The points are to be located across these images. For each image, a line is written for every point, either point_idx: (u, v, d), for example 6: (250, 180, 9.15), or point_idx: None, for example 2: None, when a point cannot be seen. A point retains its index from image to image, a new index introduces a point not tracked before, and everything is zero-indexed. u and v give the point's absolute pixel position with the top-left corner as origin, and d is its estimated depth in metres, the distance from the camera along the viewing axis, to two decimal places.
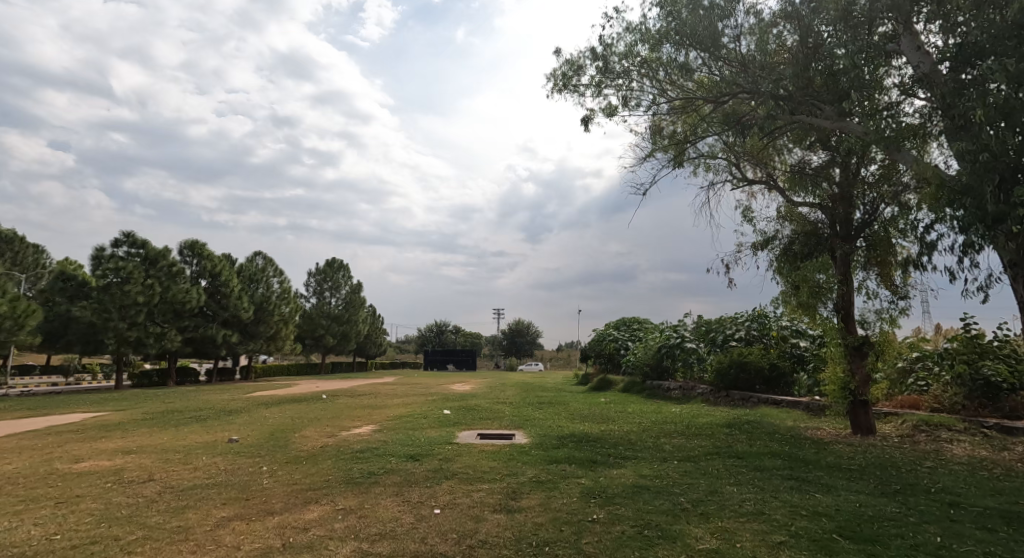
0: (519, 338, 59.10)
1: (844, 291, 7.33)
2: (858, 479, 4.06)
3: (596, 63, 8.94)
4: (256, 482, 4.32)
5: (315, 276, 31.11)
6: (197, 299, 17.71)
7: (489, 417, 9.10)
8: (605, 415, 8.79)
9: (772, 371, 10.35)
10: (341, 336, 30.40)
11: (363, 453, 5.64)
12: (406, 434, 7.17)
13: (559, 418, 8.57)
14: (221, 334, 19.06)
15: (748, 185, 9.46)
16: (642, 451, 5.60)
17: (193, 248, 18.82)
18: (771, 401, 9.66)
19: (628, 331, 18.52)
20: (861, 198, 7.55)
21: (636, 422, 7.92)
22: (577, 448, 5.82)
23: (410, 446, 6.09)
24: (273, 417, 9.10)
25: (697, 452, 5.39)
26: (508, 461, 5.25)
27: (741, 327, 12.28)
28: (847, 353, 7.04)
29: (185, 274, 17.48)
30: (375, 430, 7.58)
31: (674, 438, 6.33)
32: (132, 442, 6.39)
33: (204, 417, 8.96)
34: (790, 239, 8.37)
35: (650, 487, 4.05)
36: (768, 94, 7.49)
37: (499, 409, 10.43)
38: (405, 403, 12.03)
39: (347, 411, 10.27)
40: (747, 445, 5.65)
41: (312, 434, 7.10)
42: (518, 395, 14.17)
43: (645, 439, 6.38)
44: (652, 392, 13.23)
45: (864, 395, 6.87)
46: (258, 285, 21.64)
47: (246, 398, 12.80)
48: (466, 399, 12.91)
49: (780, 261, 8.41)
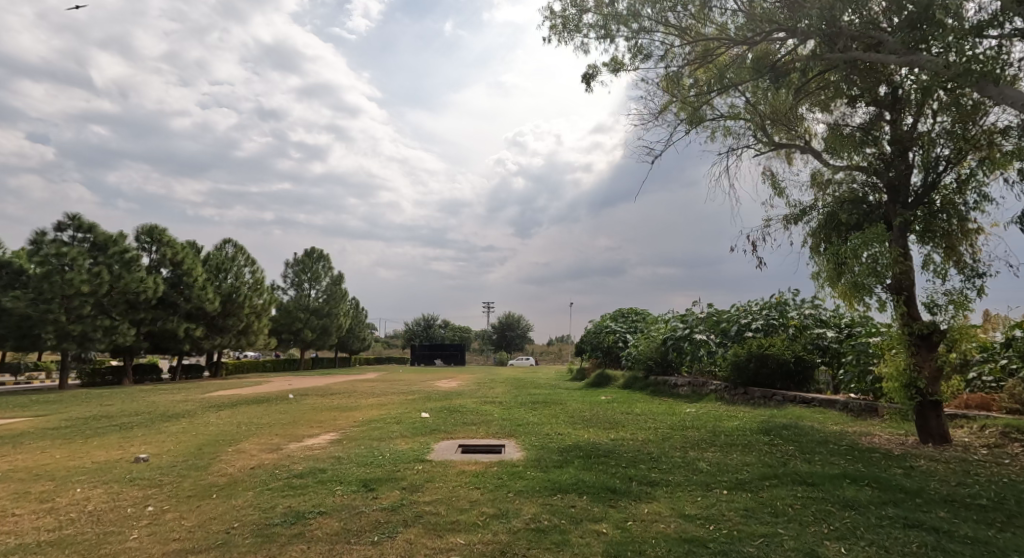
0: (508, 332, 57.77)
1: (904, 270, 6.06)
2: (1015, 530, 2.72)
3: (601, 1, 7.54)
4: (113, 540, 2.86)
5: (292, 266, 29.40)
6: (154, 290, 16.20)
7: (475, 421, 7.74)
8: (611, 418, 7.48)
9: (797, 365, 9.16)
10: (321, 330, 28.71)
11: (301, 480, 4.19)
12: (369, 446, 5.78)
13: (556, 423, 7.24)
14: (184, 329, 17.48)
15: (775, 149, 8.23)
16: (672, 471, 4.28)
17: (151, 234, 17.15)
18: (799, 399, 8.51)
19: (626, 322, 17.22)
20: (923, 157, 6.29)
21: (649, 427, 6.62)
22: (586, 469, 4.46)
23: (369, 467, 4.66)
24: (215, 424, 7.60)
25: (747, 474, 4.05)
26: (495, 491, 3.88)
27: (758, 316, 11.03)
28: (911, 343, 5.76)
29: (141, 261, 15.88)
30: (333, 441, 6.18)
31: (706, 452, 5.00)
32: (5, 464, 4.89)
33: (130, 425, 7.45)
34: (830, 210, 7.03)
35: (707, 545, 2.67)
36: (813, 30, 6.09)
37: (487, 411, 9.03)
38: (380, 403, 10.67)
39: (309, 414, 8.82)
40: (807, 464, 4.34)
41: (249, 448, 5.62)
42: (509, 393, 12.88)
43: (668, 452, 5.07)
44: (657, 388, 12.00)
45: (934, 395, 5.58)
46: (226, 275, 19.91)
47: (200, 399, 11.32)
48: (452, 398, 11.51)
49: (817, 236, 7.12)
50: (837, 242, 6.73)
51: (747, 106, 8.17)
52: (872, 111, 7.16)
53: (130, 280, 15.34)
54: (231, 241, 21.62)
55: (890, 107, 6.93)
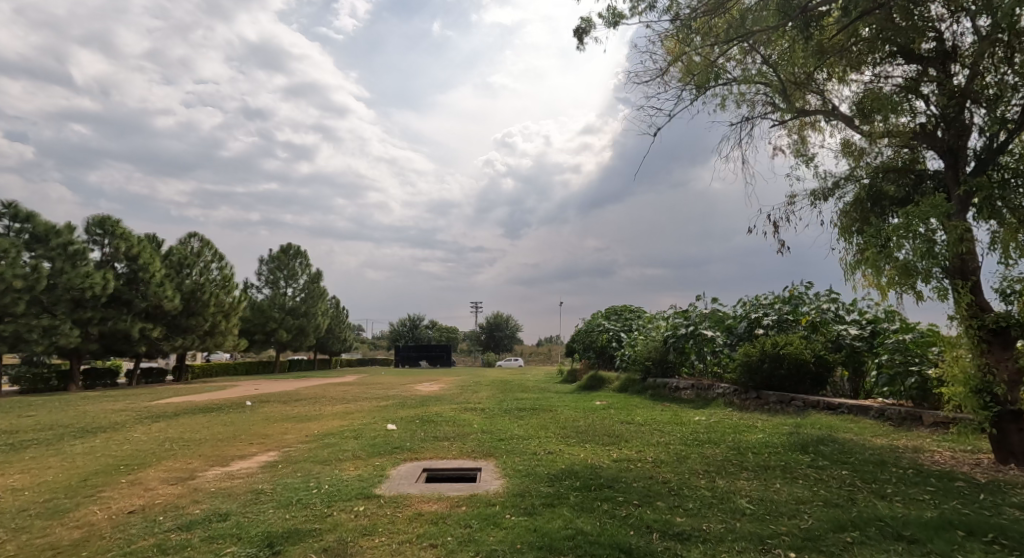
0: (496, 332, 56.54)
1: (968, 250, 4.96)
2: None
3: None
4: None
5: (267, 263, 27.91)
6: (103, 287, 14.77)
7: (448, 435, 6.57)
8: (609, 430, 6.38)
9: (818, 366, 8.12)
10: (298, 330, 27.27)
11: (182, 537, 2.92)
12: (306, 473, 4.51)
13: (545, 436, 6.06)
14: (139, 329, 16.01)
15: (796, 117, 7.16)
16: (704, 516, 3.12)
17: (103, 226, 15.76)
18: (823, 405, 7.50)
19: (621, 320, 16.10)
20: (987, 116, 5.24)
21: (660, 443, 5.47)
22: (586, 511, 3.29)
23: (290, 511, 3.38)
24: (135, 441, 6.31)
25: (811, 522, 2.89)
26: (454, 552, 2.70)
27: (769, 311, 9.93)
28: (981, 341, 4.69)
29: (89, 255, 14.74)
30: (265, 466, 4.90)
31: (740, 482, 3.85)
32: None
33: (26, 444, 6.11)
34: (868, 182, 5.94)
35: None
36: None
37: (465, 421, 7.84)
38: (346, 411, 9.43)
39: (257, 426, 7.56)
40: (885, 504, 3.18)
41: (148, 479, 4.31)
42: (494, 397, 11.67)
43: (692, 481, 3.90)
44: (656, 392, 11.05)
45: (1014, 404, 4.53)
46: (189, 272, 18.40)
47: (141, 408, 9.97)
48: (428, 405, 10.27)
49: (851, 215, 6.03)
50: (878, 221, 5.64)
51: (766, 68, 7.12)
52: (914, 71, 6.10)
53: (73, 275, 14.11)
54: (197, 235, 20.13)
55: (938, 64, 5.87)
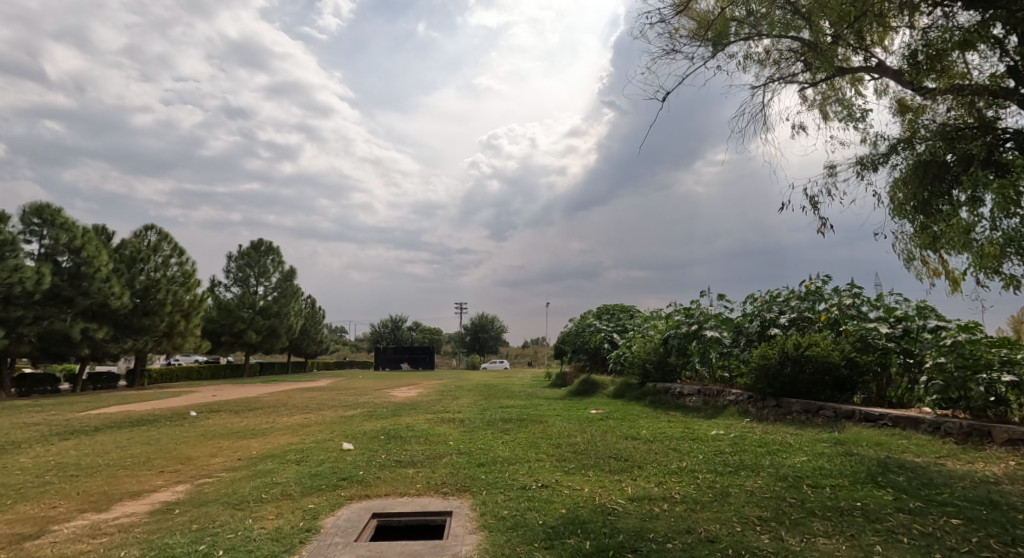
0: (482, 334, 55.05)
1: None
2: None
3: None
4: None
5: (236, 259, 26.29)
6: (37, 282, 13.32)
7: (412, 457, 5.30)
8: (609, 449, 5.20)
9: (848, 370, 7.02)
10: (269, 331, 25.64)
11: None
12: (200, 527, 3.17)
13: (530, 461, 4.82)
14: (81, 330, 14.45)
15: (832, 76, 6.06)
16: None
17: (40, 214, 14.20)
18: (859, 415, 6.43)
19: (614, 319, 14.92)
20: None
21: (678, 471, 4.28)
22: None
23: None
24: (8, 470, 4.92)
25: None
26: None
27: (784, 308, 8.77)
28: None
29: (20, 247, 13.24)
30: (154, 511, 3.57)
31: (823, 544, 2.65)
32: None
33: None
34: (931, 148, 4.88)
35: None
36: None
37: (439, 437, 6.58)
38: (300, 424, 8.10)
39: (184, 446, 6.20)
40: None
41: None
42: (474, 405, 10.45)
43: (751, 541, 2.70)
44: (655, 398, 9.97)
45: None
46: (142, 267, 16.84)
47: (61, 422, 8.54)
48: (399, 416, 8.96)
49: (911, 188, 5.01)
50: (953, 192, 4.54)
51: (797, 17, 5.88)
52: None
53: None
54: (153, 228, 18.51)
55: None
